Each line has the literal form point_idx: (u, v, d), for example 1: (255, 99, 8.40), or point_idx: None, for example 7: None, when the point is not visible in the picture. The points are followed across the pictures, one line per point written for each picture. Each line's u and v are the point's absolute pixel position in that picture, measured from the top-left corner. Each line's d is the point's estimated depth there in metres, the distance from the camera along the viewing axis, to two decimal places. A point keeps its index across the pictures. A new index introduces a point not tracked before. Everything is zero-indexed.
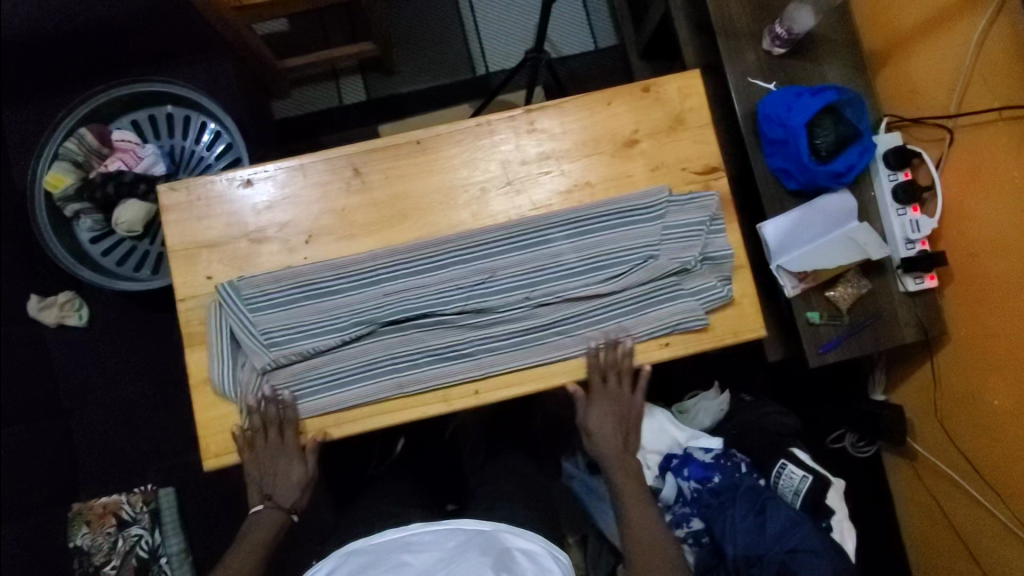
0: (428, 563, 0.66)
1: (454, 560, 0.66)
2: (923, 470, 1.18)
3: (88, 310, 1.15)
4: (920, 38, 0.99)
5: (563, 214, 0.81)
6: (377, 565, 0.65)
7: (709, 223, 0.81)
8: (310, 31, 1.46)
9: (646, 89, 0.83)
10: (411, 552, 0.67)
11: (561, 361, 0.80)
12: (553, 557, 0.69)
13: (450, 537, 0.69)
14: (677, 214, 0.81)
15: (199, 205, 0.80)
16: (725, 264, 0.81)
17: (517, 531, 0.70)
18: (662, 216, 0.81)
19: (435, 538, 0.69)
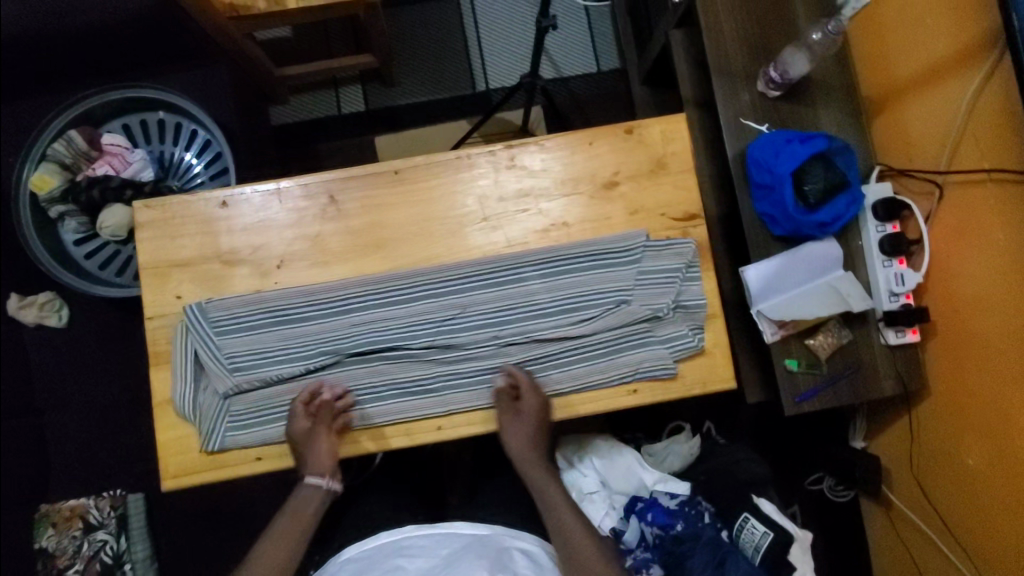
0: (425, 567, 0.75)
1: (451, 563, 0.73)
2: (898, 520, 1.17)
3: (68, 311, 1.16)
4: (916, 89, 0.97)
5: (539, 252, 0.80)
6: (376, 570, 0.75)
7: (685, 271, 0.80)
8: (311, 39, 1.46)
9: (629, 131, 0.83)
10: (407, 558, 0.75)
11: None
12: (545, 553, 0.79)
13: (446, 543, 0.77)
14: (653, 260, 0.80)
15: (173, 223, 0.80)
16: (697, 313, 0.80)
17: (512, 533, 0.79)
18: (638, 261, 0.80)
19: (431, 542, 0.77)
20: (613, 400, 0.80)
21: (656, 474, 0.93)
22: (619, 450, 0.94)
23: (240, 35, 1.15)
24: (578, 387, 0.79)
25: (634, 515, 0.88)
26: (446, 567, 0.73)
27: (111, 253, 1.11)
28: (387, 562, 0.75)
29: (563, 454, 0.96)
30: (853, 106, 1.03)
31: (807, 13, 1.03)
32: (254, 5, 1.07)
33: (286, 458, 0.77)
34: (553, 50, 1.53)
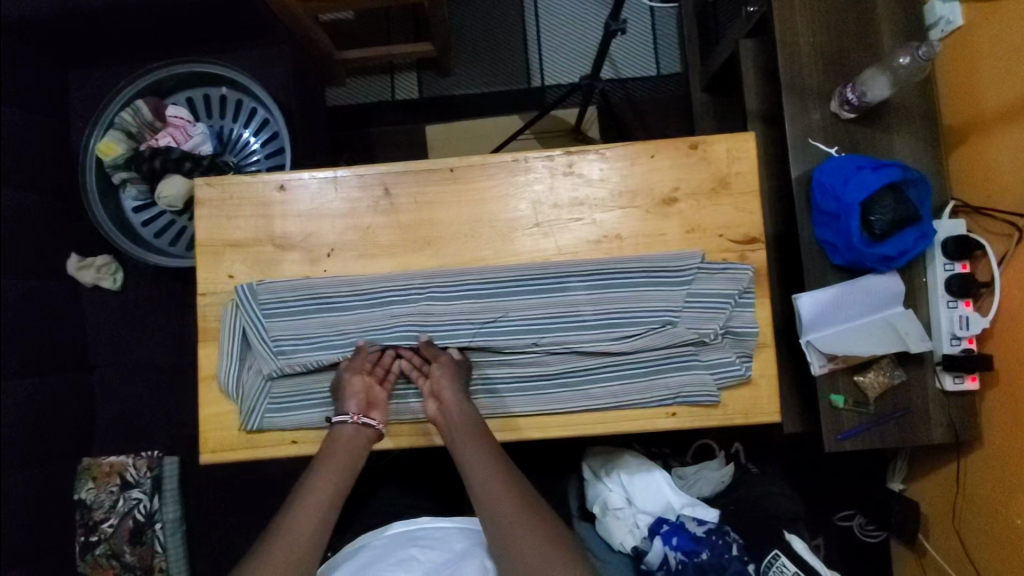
0: (436, 560, 0.76)
1: (460, 561, 0.75)
2: (930, 569, 1.12)
3: (123, 275, 1.20)
4: (1002, 123, 0.92)
5: (589, 264, 0.78)
6: (385, 560, 0.75)
7: (738, 296, 0.78)
8: (372, 24, 1.46)
9: (693, 146, 0.80)
10: (418, 547, 0.77)
11: (561, 413, 0.78)
12: None
13: (460, 537, 0.79)
14: (706, 282, 0.78)
15: (231, 203, 0.81)
16: (748, 341, 0.78)
17: None
18: (690, 282, 0.78)
19: (443, 535, 0.79)
20: (650, 421, 0.78)
21: (685, 497, 0.91)
22: (649, 468, 0.92)
23: (307, 17, 1.16)
24: (616, 404, 0.77)
25: (658, 536, 0.86)
26: (460, 560, 0.75)
27: (166, 223, 1.14)
28: (400, 550, 0.77)
29: (591, 465, 0.96)
30: (931, 134, 0.98)
31: (891, 34, 0.98)
32: None
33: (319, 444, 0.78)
34: (614, 50, 1.50)
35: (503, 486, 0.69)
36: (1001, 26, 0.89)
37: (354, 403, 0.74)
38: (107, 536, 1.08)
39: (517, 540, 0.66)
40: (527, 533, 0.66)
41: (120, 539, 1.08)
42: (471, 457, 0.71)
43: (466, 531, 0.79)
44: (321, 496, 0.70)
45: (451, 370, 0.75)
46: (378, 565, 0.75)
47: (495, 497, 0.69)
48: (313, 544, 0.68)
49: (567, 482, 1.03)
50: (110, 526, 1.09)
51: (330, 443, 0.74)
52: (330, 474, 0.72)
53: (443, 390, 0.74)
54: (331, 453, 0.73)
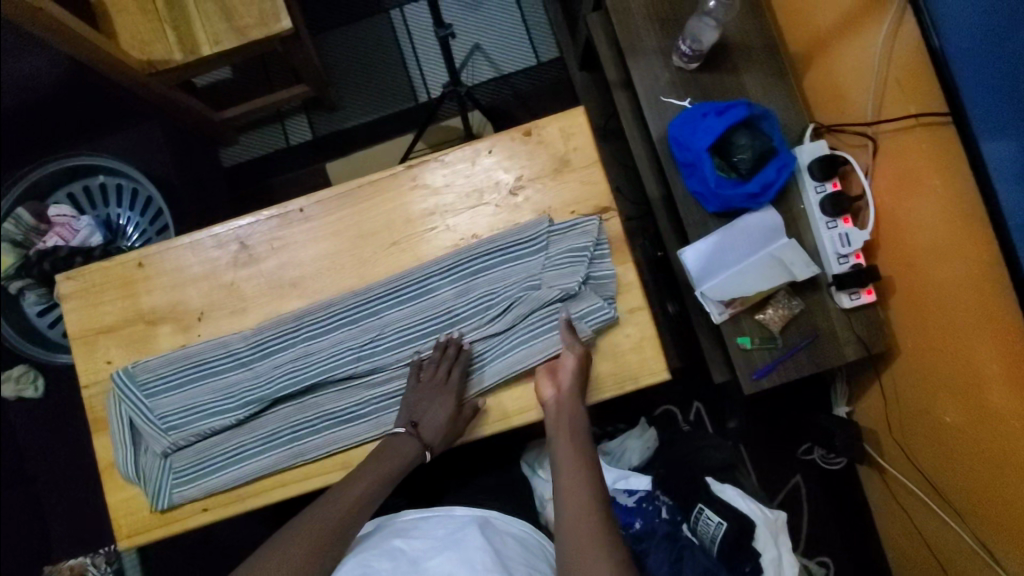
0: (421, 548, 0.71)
1: (446, 544, 0.71)
2: (892, 483, 1.13)
3: (43, 379, 1.19)
4: (836, 39, 0.93)
5: (448, 258, 0.79)
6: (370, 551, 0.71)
7: (592, 248, 0.78)
8: (250, 77, 1.48)
9: (527, 133, 0.81)
10: (404, 537, 0.72)
11: None
12: (537, 539, 0.78)
13: (442, 524, 0.75)
14: (558, 243, 0.78)
15: (94, 291, 0.81)
16: (609, 284, 0.78)
17: (506, 519, 0.77)
18: (543, 248, 0.78)
19: (426, 525, 0.75)
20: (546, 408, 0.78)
21: (615, 472, 0.90)
22: None
23: (167, 86, 1.18)
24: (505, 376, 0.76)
25: None
26: (448, 547, 0.70)
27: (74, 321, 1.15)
28: (384, 541, 0.72)
29: (527, 459, 0.98)
30: (776, 64, 0.99)
31: None
32: (171, 58, 1.11)
33: (230, 506, 0.78)
34: (489, 49, 1.51)
35: (580, 478, 0.66)
36: None
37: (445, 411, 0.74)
38: None
39: (585, 541, 0.61)
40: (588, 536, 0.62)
41: None
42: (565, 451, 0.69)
43: (447, 519, 0.76)
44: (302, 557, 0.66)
45: (578, 361, 0.74)
46: (363, 557, 0.69)
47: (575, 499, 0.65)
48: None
49: None
50: None
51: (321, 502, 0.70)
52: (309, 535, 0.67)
53: (565, 379, 0.73)
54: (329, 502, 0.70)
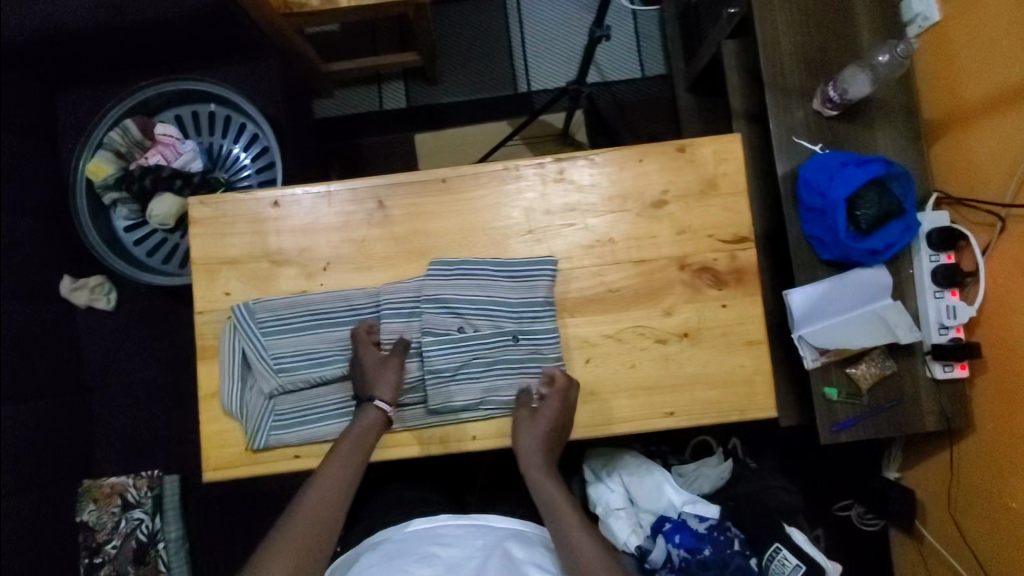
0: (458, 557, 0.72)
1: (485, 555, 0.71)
2: (930, 556, 1.13)
3: (116, 295, 1.20)
4: (982, 115, 0.94)
5: (498, 267, 0.79)
6: (408, 553, 0.71)
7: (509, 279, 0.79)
8: (359, 35, 1.48)
9: (680, 149, 0.81)
10: (440, 543, 0.72)
11: None
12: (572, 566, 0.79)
13: (479, 535, 0.75)
14: (502, 282, 0.79)
15: (225, 221, 0.81)
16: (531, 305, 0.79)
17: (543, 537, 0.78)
18: (492, 283, 0.79)
19: (464, 533, 0.75)
20: (651, 422, 0.79)
21: (685, 495, 0.93)
22: (649, 467, 0.95)
23: (293, 31, 1.18)
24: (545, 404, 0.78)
25: (660, 535, 0.88)
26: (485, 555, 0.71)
27: (159, 241, 1.15)
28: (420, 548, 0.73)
29: (590, 466, 0.99)
30: (911, 128, 1.00)
31: (869, 31, 1.00)
32: (308, 3, 1.12)
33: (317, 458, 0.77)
34: (598, 54, 1.51)
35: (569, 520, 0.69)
36: (975, 22, 0.92)
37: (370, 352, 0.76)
38: (111, 557, 1.06)
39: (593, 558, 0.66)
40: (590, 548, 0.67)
41: (124, 561, 1.06)
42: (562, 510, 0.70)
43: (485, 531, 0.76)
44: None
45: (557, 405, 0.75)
46: (400, 560, 0.70)
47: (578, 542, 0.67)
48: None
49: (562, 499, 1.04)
50: (113, 548, 1.07)
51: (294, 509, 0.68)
52: (291, 545, 0.65)
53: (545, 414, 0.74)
54: (299, 511, 0.67)
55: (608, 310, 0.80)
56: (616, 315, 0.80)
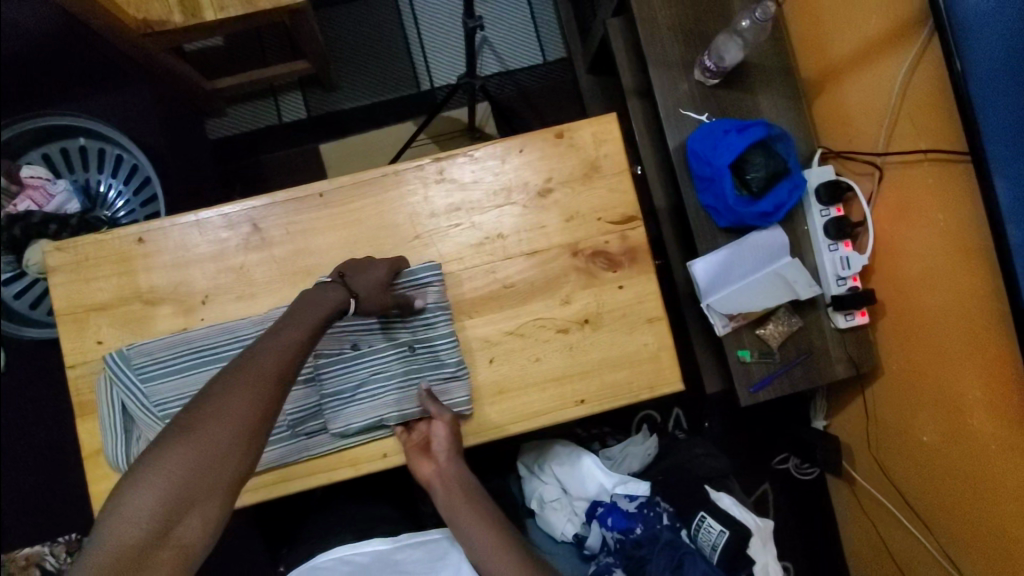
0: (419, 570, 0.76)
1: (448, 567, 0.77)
2: (861, 495, 1.18)
3: (4, 354, 1.10)
4: (851, 69, 0.96)
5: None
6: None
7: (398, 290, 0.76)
8: (245, 47, 1.41)
9: (559, 135, 0.80)
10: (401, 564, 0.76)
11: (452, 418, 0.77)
12: None
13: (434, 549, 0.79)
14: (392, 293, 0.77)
15: (87, 265, 0.76)
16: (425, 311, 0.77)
17: None
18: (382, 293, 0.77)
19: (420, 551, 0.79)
20: (562, 412, 0.79)
21: (617, 477, 0.94)
22: (579, 455, 0.96)
23: (162, 50, 1.11)
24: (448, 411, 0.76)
25: (595, 520, 0.89)
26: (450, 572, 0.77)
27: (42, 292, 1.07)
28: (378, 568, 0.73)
29: (525, 462, 0.99)
30: (789, 88, 1.02)
31: None
32: (169, 20, 1.05)
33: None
34: (497, 42, 1.49)
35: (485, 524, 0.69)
36: None
37: (379, 274, 0.72)
38: None
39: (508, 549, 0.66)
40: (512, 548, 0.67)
41: None
42: (467, 521, 0.69)
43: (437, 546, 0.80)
44: (247, 414, 0.56)
45: (448, 428, 0.74)
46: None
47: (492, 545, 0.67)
48: (208, 486, 0.53)
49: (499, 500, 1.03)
50: None
51: (250, 354, 0.61)
52: (253, 383, 0.58)
53: (440, 448, 0.74)
54: (261, 354, 0.61)
55: (506, 307, 0.79)
56: (514, 310, 0.79)
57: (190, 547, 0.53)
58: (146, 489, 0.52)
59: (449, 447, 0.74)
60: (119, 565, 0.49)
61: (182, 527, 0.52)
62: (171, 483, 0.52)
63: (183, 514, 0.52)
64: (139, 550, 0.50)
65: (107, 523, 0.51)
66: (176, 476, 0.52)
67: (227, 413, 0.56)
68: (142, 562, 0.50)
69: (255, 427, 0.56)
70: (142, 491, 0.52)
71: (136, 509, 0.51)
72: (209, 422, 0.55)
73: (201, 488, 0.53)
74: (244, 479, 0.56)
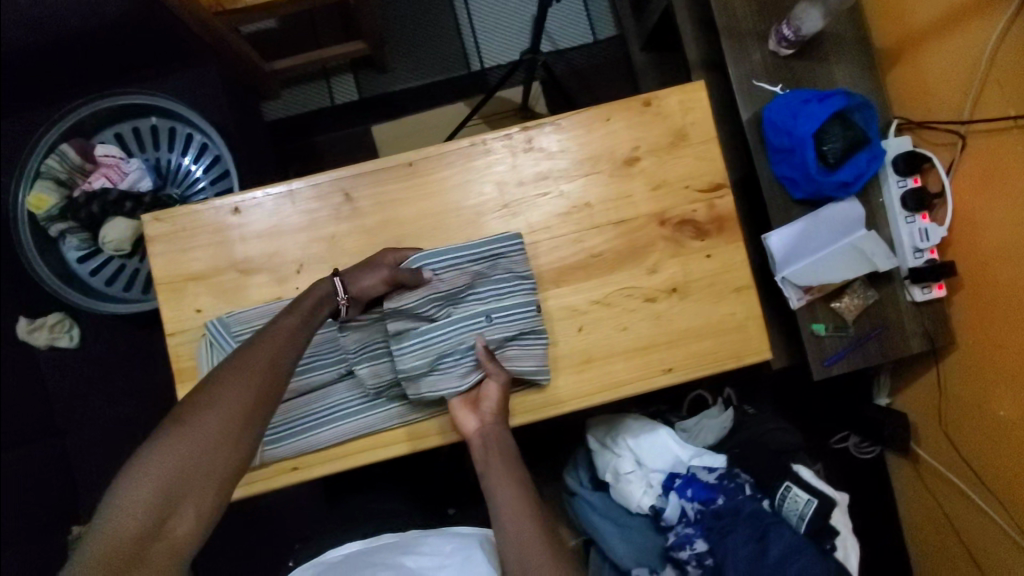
0: (427, 564, 0.72)
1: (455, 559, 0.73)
2: (927, 474, 1.16)
3: (79, 330, 1.13)
4: (934, 36, 0.95)
5: (465, 251, 0.76)
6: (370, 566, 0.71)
7: (478, 259, 0.76)
8: (299, 28, 1.41)
9: (647, 103, 0.80)
10: (410, 555, 0.73)
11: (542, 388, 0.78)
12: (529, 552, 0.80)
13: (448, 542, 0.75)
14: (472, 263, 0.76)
15: (184, 235, 0.77)
16: (508, 281, 0.76)
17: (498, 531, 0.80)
18: (461, 261, 0.76)
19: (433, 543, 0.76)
20: (646, 380, 0.78)
21: (693, 449, 0.93)
22: (652, 427, 0.94)
23: (230, 31, 1.11)
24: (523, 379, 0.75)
25: (673, 492, 0.89)
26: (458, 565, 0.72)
27: (117, 269, 1.10)
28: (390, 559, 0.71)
29: (595, 435, 0.97)
30: (863, 58, 1.01)
31: None
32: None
33: (317, 466, 0.78)
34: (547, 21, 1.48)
35: (513, 487, 0.68)
36: None
37: (379, 273, 0.73)
38: None
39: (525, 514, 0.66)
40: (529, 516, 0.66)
41: None
42: (498, 482, 0.69)
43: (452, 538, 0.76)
44: (240, 410, 0.60)
45: (501, 389, 0.73)
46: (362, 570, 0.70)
47: (514, 511, 0.66)
48: (197, 482, 0.57)
49: (566, 474, 1.03)
50: None
51: (243, 351, 0.65)
52: (249, 373, 0.62)
53: (489, 405, 0.73)
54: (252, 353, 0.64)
55: (594, 276, 0.79)
56: (602, 279, 0.79)
57: (182, 542, 0.56)
58: (143, 481, 0.55)
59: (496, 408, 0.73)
60: (118, 554, 0.53)
61: (176, 518, 0.56)
62: (167, 475, 0.56)
63: (176, 505, 0.56)
64: (135, 542, 0.54)
65: (104, 514, 0.55)
66: (171, 468, 0.56)
67: (220, 406, 0.60)
68: (136, 553, 0.54)
69: (248, 419, 0.61)
70: (136, 486, 0.55)
71: (132, 500, 0.55)
72: (204, 415, 0.59)
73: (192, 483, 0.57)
74: (238, 473, 0.60)
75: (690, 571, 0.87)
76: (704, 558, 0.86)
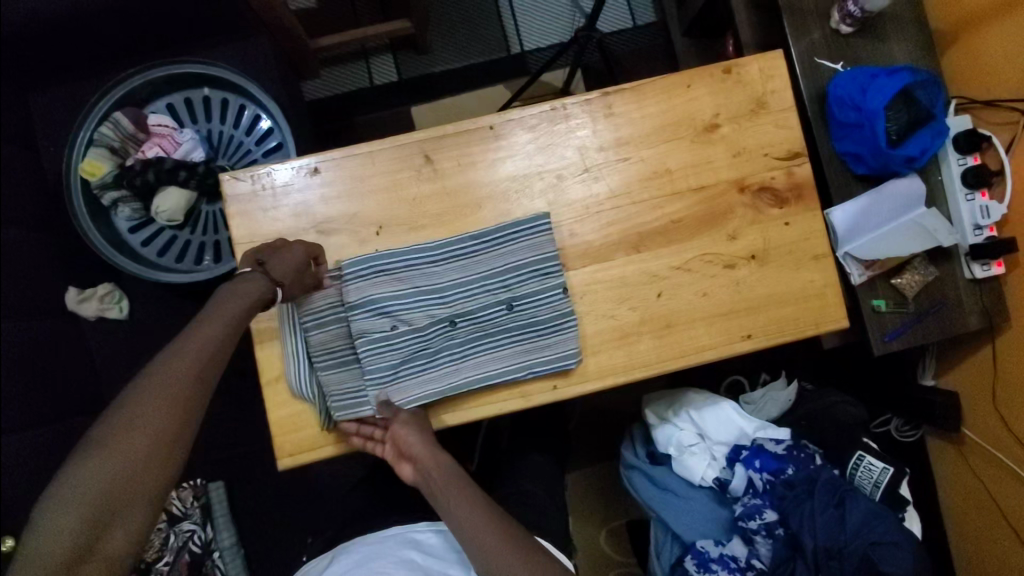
0: (436, 561, 0.74)
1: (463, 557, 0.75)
2: (971, 454, 1.14)
3: (127, 303, 1.19)
4: (996, 15, 0.95)
5: (466, 242, 0.77)
6: (382, 556, 0.73)
7: (485, 246, 0.77)
8: (339, 7, 1.39)
9: (727, 71, 0.80)
10: (420, 550, 0.75)
11: (623, 353, 0.78)
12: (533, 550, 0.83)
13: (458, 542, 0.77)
14: (482, 252, 0.77)
15: (265, 194, 0.77)
16: (526, 266, 0.77)
17: None
18: (467, 251, 0.77)
19: (442, 540, 0.78)
20: (727, 346, 0.78)
21: (755, 422, 0.94)
22: (715, 400, 0.94)
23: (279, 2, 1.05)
24: (486, 383, 0.76)
25: (739, 463, 0.89)
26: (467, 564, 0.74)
27: (168, 240, 1.09)
28: (400, 551, 0.74)
29: (656, 411, 0.96)
30: (923, 38, 1.01)
31: None
32: None
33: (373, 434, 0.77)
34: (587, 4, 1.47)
35: (469, 504, 0.65)
36: None
37: (298, 256, 0.73)
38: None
39: (486, 527, 0.63)
40: (493, 527, 0.63)
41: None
42: (453, 506, 0.65)
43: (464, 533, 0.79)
44: (163, 421, 0.58)
45: (412, 424, 0.72)
46: (374, 561, 0.72)
47: (480, 527, 0.63)
48: (126, 498, 0.56)
49: (623, 447, 1.02)
50: (167, 565, 0.93)
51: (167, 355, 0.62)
52: (170, 388, 0.60)
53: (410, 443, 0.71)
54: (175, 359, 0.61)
55: (674, 241, 0.79)
56: (683, 244, 0.79)
57: (118, 558, 0.56)
58: (61, 514, 0.54)
59: (419, 440, 0.71)
60: None
61: (107, 540, 0.55)
62: (86, 503, 0.55)
63: (107, 525, 0.55)
64: (69, 561, 0.53)
65: (33, 536, 0.54)
66: (87, 496, 0.55)
67: (143, 423, 0.58)
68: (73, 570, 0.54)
69: (167, 442, 0.58)
70: (62, 505, 0.54)
71: (60, 525, 0.54)
72: (127, 434, 0.57)
73: (116, 499, 0.55)
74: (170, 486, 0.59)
75: (759, 540, 0.87)
76: (773, 528, 0.86)
